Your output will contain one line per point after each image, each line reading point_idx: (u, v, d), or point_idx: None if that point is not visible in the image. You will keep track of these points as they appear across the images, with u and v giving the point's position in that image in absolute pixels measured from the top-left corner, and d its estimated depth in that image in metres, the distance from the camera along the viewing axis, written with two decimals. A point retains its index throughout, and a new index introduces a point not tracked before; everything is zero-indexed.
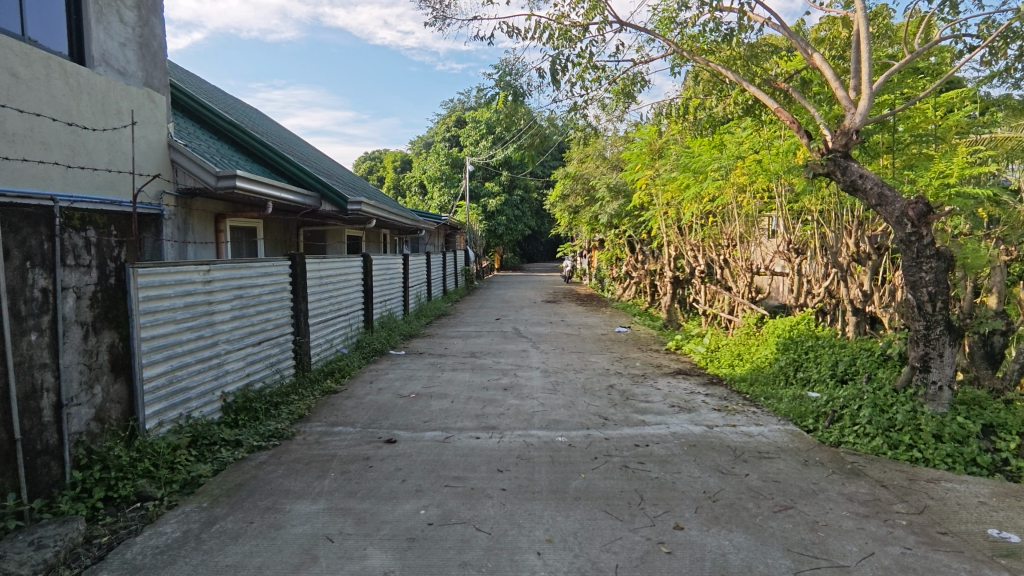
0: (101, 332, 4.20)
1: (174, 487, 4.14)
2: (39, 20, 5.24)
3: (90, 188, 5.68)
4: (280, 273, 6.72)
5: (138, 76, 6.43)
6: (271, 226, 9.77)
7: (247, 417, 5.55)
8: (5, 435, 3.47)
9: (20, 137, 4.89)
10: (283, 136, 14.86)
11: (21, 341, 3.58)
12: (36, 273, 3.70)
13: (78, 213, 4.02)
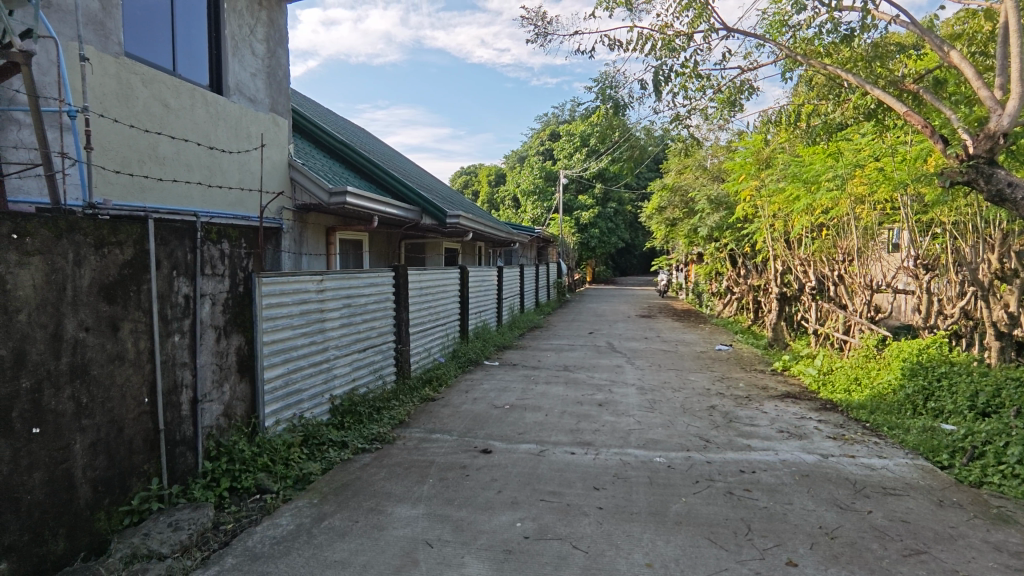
0: (231, 335, 4.61)
1: (288, 483, 4.44)
2: (186, 58, 5.91)
3: (224, 205, 6.28)
4: (384, 283, 7.06)
5: (265, 103, 7.05)
6: (375, 239, 10.30)
7: (352, 420, 5.85)
8: (152, 425, 3.90)
9: (169, 160, 5.50)
10: (388, 154, 15.68)
11: (166, 341, 4.01)
12: (179, 281, 4.13)
13: (216, 227, 4.45)
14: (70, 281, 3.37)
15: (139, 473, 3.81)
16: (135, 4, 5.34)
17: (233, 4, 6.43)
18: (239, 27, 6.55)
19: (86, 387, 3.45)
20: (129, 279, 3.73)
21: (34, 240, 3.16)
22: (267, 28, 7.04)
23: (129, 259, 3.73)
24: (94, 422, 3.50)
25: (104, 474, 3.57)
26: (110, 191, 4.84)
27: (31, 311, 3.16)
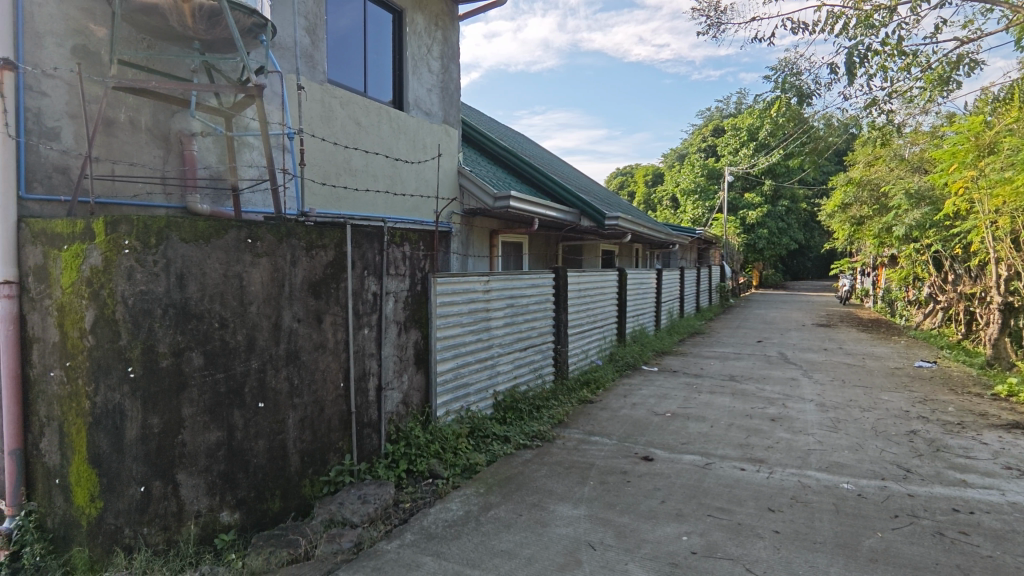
0: (410, 330, 5.03)
1: (457, 470, 4.74)
2: (374, 79, 6.60)
3: (403, 211, 6.89)
4: (544, 284, 7.22)
5: (439, 115, 7.60)
6: (535, 241, 10.57)
7: (513, 416, 6.07)
8: (346, 407, 4.40)
9: (360, 171, 6.17)
10: (547, 158, 16.03)
11: (358, 333, 4.50)
12: (369, 280, 4.60)
13: (400, 230, 4.89)
14: (287, 278, 3.94)
15: (335, 449, 4.32)
16: (337, 36, 6.08)
17: (414, 27, 7.04)
18: (418, 47, 7.14)
19: (297, 370, 4.02)
20: (331, 277, 4.25)
21: (262, 243, 3.79)
22: (442, 45, 7.59)
23: (331, 259, 4.25)
24: (302, 401, 4.07)
25: (309, 446, 4.12)
26: (315, 201, 5.56)
27: (259, 303, 3.79)
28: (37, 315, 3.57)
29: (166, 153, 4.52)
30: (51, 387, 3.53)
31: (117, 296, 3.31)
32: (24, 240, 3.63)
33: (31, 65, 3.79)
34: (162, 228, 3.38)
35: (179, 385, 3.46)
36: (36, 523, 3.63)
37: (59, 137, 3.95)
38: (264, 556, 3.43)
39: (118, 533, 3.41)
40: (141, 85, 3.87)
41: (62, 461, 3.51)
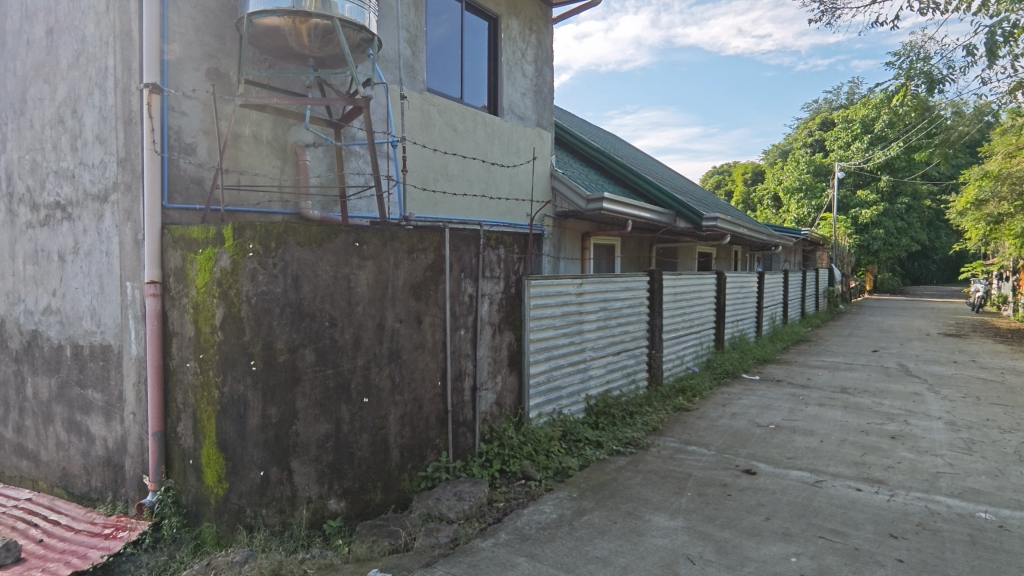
0: (504, 332, 5.11)
1: (549, 473, 4.74)
2: (470, 86, 6.78)
3: (497, 214, 7.00)
4: (639, 287, 7.07)
5: (532, 118, 7.66)
6: (627, 243, 10.37)
7: (606, 421, 5.98)
8: (443, 405, 4.54)
9: (456, 177, 6.35)
10: (640, 159, 15.68)
11: (454, 333, 4.63)
12: (466, 282, 4.72)
13: (495, 234, 4.99)
14: (390, 280, 4.14)
15: (432, 446, 4.46)
16: (436, 46, 6.31)
17: (508, 33, 7.16)
18: (513, 52, 7.25)
19: (398, 368, 4.20)
20: (430, 279, 4.40)
21: (368, 247, 4.00)
22: (536, 49, 7.65)
23: (431, 262, 4.41)
24: (403, 398, 4.24)
25: (408, 442, 4.29)
26: (414, 206, 5.79)
27: (365, 304, 4.00)
28: (176, 311, 3.99)
29: (282, 164, 4.88)
30: (187, 377, 3.92)
31: (243, 295, 3.63)
32: (166, 244, 4.06)
33: (173, 88, 4.24)
34: (281, 232, 3.64)
35: (294, 379, 3.72)
36: (173, 498, 4.04)
37: (195, 152, 4.37)
38: (368, 544, 3.63)
39: (240, 512, 3.74)
40: (264, 101, 4.23)
41: (195, 444, 3.89)
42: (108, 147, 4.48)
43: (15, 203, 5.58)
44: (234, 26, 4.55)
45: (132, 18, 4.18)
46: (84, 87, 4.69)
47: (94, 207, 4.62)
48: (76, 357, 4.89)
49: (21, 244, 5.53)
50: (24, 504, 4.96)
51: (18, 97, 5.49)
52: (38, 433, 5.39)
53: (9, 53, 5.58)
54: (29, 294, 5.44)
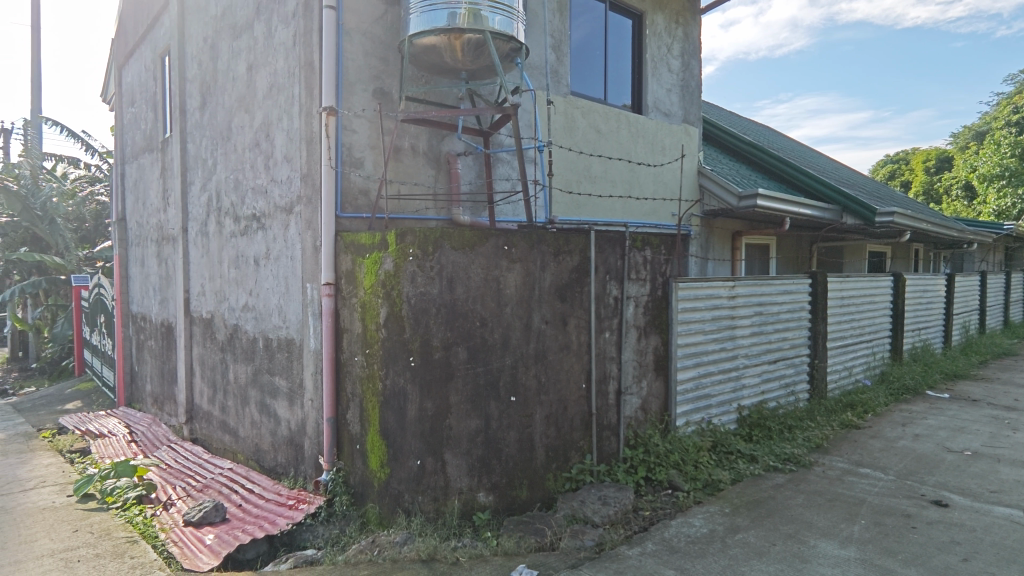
0: (650, 336, 4.98)
1: (698, 485, 4.53)
2: (614, 86, 6.71)
3: (641, 214, 6.83)
4: (799, 290, 6.49)
5: (679, 114, 7.38)
6: (784, 242, 9.57)
7: (762, 435, 5.57)
8: (587, 408, 4.53)
9: (600, 178, 6.31)
10: (798, 150, 14.40)
11: (599, 336, 4.60)
12: (611, 284, 4.67)
13: (641, 235, 4.88)
14: (537, 282, 4.23)
15: (576, 448, 4.48)
16: (581, 49, 6.33)
17: (654, 28, 6.98)
18: (659, 47, 7.05)
19: (544, 369, 4.28)
20: (576, 281, 4.43)
21: (517, 250, 4.13)
22: (683, 42, 7.37)
23: (576, 264, 4.44)
24: (549, 398, 4.31)
25: (553, 442, 4.35)
26: (558, 209, 5.85)
27: (513, 305, 4.14)
28: (346, 309, 4.42)
29: (437, 172, 5.18)
30: (355, 369, 4.33)
31: (404, 296, 3.93)
32: (340, 249, 4.53)
33: (346, 109, 4.70)
34: (437, 237, 3.91)
35: (448, 375, 3.97)
36: (343, 479, 4.47)
37: (363, 165, 4.80)
38: (515, 539, 3.75)
39: (399, 496, 4.05)
40: (423, 115, 4.56)
41: (361, 430, 4.27)
42: (294, 165, 5.10)
43: (222, 216, 6.56)
44: (396, 48, 4.95)
45: (314, 50, 4.73)
46: (275, 114, 5.39)
47: (282, 218, 5.29)
48: (266, 348, 5.64)
49: (227, 250, 6.50)
50: (227, 472, 5.82)
51: (225, 126, 6.46)
52: (238, 413, 6.30)
53: (219, 89, 6.59)
54: (232, 294, 6.37)
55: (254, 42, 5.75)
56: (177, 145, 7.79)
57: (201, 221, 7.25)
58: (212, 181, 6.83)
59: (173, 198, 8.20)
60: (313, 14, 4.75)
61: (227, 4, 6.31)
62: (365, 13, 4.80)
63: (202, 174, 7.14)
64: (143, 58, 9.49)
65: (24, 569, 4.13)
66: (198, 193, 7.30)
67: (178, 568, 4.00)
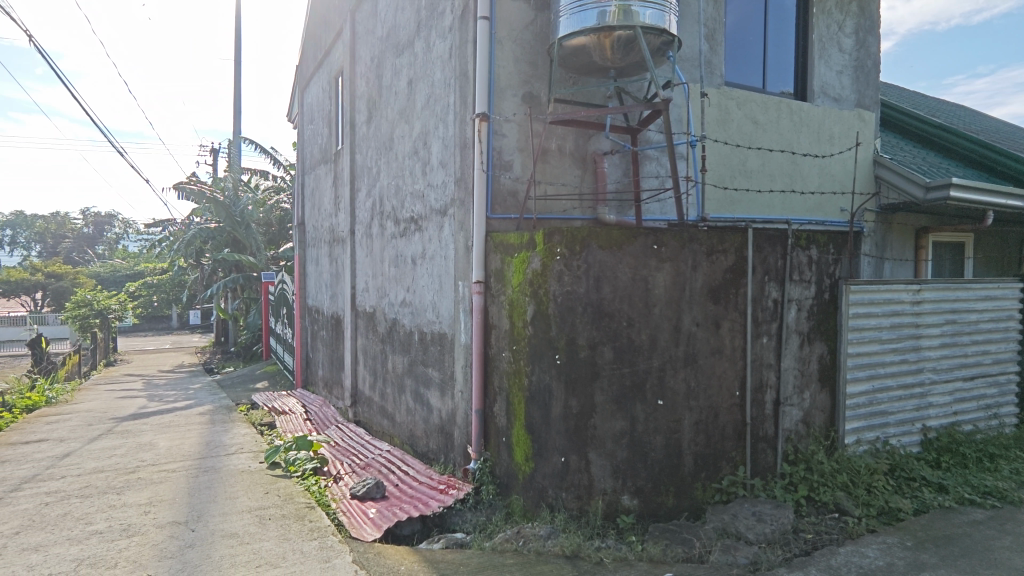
0: (814, 342, 4.57)
1: (871, 512, 4.06)
2: (775, 72, 6.23)
3: (804, 210, 6.26)
4: (1005, 296, 5.54)
5: (851, 99, 6.65)
6: (983, 240, 8.21)
7: (953, 462, 4.83)
8: (741, 417, 4.26)
9: (756, 172, 5.90)
10: (1003, 131, 12.28)
11: (756, 341, 4.31)
12: (770, 286, 4.35)
13: (806, 233, 4.50)
14: (688, 283, 4.08)
15: (728, 458, 4.24)
16: (737, 36, 5.97)
17: (822, 6, 6.37)
18: (828, 26, 6.43)
19: (694, 373, 4.11)
20: (730, 282, 4.20)
21: (666, 249, 4.03)
22: (857, 18, 6.64)
23: (732, 264, 4.20)
24: (699, 404, 4.13)
25: (703, 450, 4.16)
26: (709, 206, 5.57)
27: (662, 306, 4.04)
28: (495, 306, 4.61)
29: (583, 172, 5.20)
30: (503, 364, 4.49)
31: (551, 294, 4.02)
32: (490, 249, 4.74)
33: (497, 114, 4.90)
34: (584, 237, 3.95)
35: (593, 374, 3.98)
36: (490, 469, 4.66)
37: (512, 167, 4.95)
38: (661, 546, 3.66)
39: (544, 491, 4.14)
40: (571, 115, 4.61)
41: (508, 423, 4.43)
42: (449, 170, 5.42)
43: (385, 219, 7.17)
44: (546, 52, 5.05)
45: (468, 60, 4.99)
46: (432, 122, 5.77)
47: (437, 220, 5.65)
48: (421, 341, 6.06)
49: (388, 251, 7.09)
50: (386, 453, 6.36)
51: (388, 137, 7.05)
52: (395, 400, 6.85)
53: (384, 103, 7.22)
54: (392, 290, 6.93)
55: (415, 58, 6.20)
56: (347, 156, 8.67)
57: (366, 224, 8.00)
58: (376, 187, 7.50)
59: (343, 203, 9.13)
60: (468, 26, 5.02)
61: (391, 25, 6.89)
62: (517, 20, 4.96)
63: (368, 182, 7.87)
64: (321, 81, 10.71)
65: (228, 520, 4.86)
66: (364, 199, 8.06)
67: (346, 534, 4.44)
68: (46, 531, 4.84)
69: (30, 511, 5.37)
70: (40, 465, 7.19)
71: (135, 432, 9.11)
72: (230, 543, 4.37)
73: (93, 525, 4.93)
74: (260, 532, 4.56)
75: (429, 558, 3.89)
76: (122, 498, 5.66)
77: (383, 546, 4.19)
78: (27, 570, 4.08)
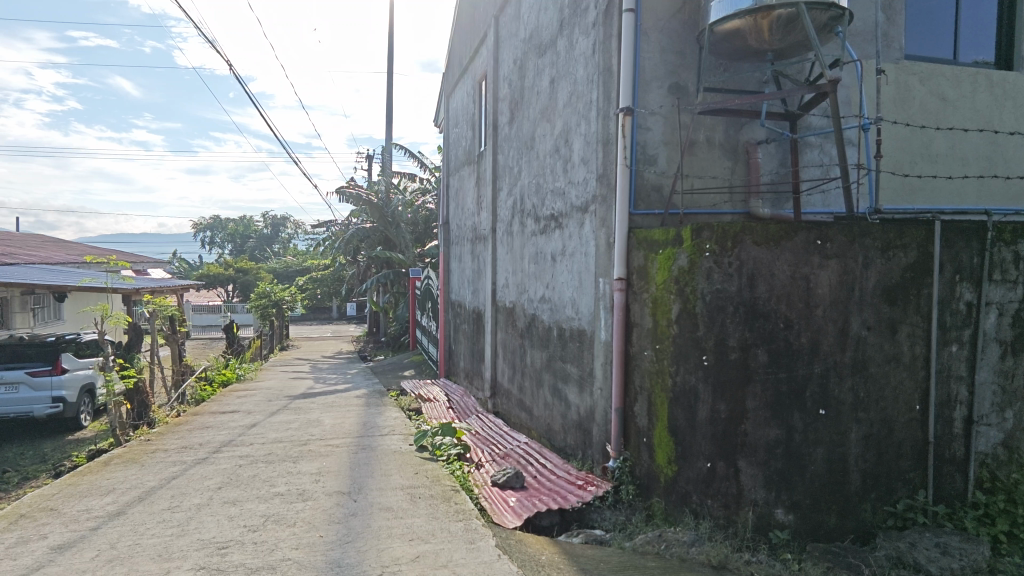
0: (1020, 354, 4.10)
1: None
2: (970, 41, 5.38)
3: (1005, 199, 5.38)
4: None
5: None
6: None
7: None
8: (922, 435, 3.90)
9: (944, 156, 5.16)
10: None
11: (943, 350, 3.94)
12: (963, 287, 3.96)
13: (1011, 226, 4.07)
14: (858, 281, 3.80)
15: (905, 480, 3.89)
16: (921, 3, 5.26)
17: None
18: None
19: (864, 382, 3.82)
20: (910, 282, 3.86)
21: (832, 244, 3.79)
22: None
23: (912, 262, 3.86)
24: (869, 417, 3.83)
25: (873, 469, 3.85)
26: (883, 196, 5.00)
27: (826, 307, 3.79)
28: (638, 304, 4.52)
29: (734, 164, 4.94)
30: (645, 363, 4.40)
31: (698, 293, 3.87)
32: (632, 245, 4.64)
33: (641, 108, 4.79)
34: (737, 232, 3.78)
35: (745, 377, 3.81)
36: (629, 469, 4.57)
37: (656, 162, 4.82)
38: (822, 569, 3.43)
39: (687, 496, 3.99)
40: (723, 104, 4.38)
41: (649, 423, 4.32)
42: (590, 166, 5.41)
43: (525, 216, 7.35)
44: (694, 39, 4.84)
45: (612, 55, 4.94)
46: (574, 120, 5.80)
47: (577, 217, 5.67)
48: (560, 337, 6.13)
49: (528, 248, 7.25)
50: (525, 445, 6.53)
51: (530, 136, 7.20)
52: (533, 394, 7.00)
53: (526, 104, 7.39)
54: (531, 286, 7.09)
55: (557, 57, 6.27)
56: (490, 157, 9.01)
57: (507, 222, 8.26)
58: (517, 186, 7.72)
59: (485, 203, 9.51)
60: (612, 20, 4.97)
61: (534, 26, 7.03)
62: (663, 10, 4.81)
63: (509, 181, 8.12)
64: (466, 86, 11.24)
65: (385, 494, 5.31)
66: (505, 198, 8.32)
67: (489, 519, 4.63)
68: (240, 488, 5.65)
69: (227, 471, 6.30)
70: (234, 432, 8.40)
71: (305, 410, 10.29)
72: (386, 515, 4.78)
73: (276, 487, 5.66)
74: (412, 508, 4.93)
75: (569, 551, 3.95)
76: (297, 466, 6.42)
77: (524, 534, 4.32)
78: (228, 520, 4.80)
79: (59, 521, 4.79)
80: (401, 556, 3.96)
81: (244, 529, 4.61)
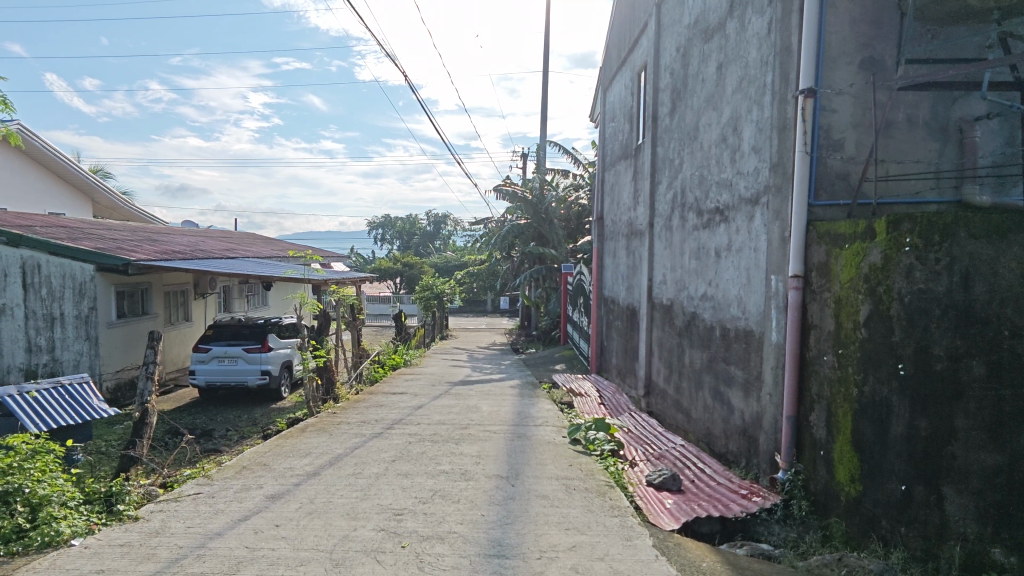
0: None
1: None
2: None
3: None
4: None
5: None
6: None
7: None
8: None
9: None
10: None
11: None
12: None
13: None
14: None
15: None
16: None
17: None
18: None
19: None
20: None
21: None
22: None
23: None
24: None
25: None
26: None
27: None
28: (817, 305, 4.12)
29: (943, 145, 4.32)
30: (824, 369, 4.01)
31: (895, 292, 3.45)
32: (811, 240, 4.24)
33: (826, 87, 4.34)
34: (948, 224, 3.32)
35: (956, 392, 3.34)
36: (802, 483, 4.20)
37: (843, 147, 4.37)
38: None
39: (875, 521, 3.57)
40: (929, 78, 3.83)
41: (828, 437, 3.92)
42: (763, 155, 5.03)
43: (687, 210, 7.05)
44: (894, 7, 4.29)
45: (793, 33, 4.53)
46: (744, 106, 5.43)
47: (747, 210, 5.31)
48: (724, 337, 5.81)
49: (689, 243, 6.96)
50: (681, 447, 6.30)
51: (693, 126, 6.89)
52: (692, 395, 6.72)
53: (689, 92, 7.07)
54: (692, 283, 6.81)
55: (726, 41, 5.92)
56: (648, 150, 8.79)
57: (666, 216, 8.00)
58: (678, 178, 7.44)
59: (642, 197, 9.29)
60: None
61: (701, 11, 6.70)
62: None
63: (669, 173, 7.85)
64: (623, 79, 11.05)
65: (541, 482, 5.47)
66: (665, 191, 8.06)
67: (644, 519, 4.55)
68: (411, 463, 6.20)
69: (399, 446, 6.93)
70: (403, 412, 9.23)
71: (465, 396, 10.95)
72: (542, 502, 4.93)
73: (442, 465, 6.12)
74: (567, 498, 5.03)
75: (734, 562, 3.75)
76: (459, 448, 6.87)
77: (683, 537, 4.17)
78: (402, 490, 5.29)
79: (271, 475, 5.66)
80: (558, 544, 4.06)
81: (416, 499, 5.05)
